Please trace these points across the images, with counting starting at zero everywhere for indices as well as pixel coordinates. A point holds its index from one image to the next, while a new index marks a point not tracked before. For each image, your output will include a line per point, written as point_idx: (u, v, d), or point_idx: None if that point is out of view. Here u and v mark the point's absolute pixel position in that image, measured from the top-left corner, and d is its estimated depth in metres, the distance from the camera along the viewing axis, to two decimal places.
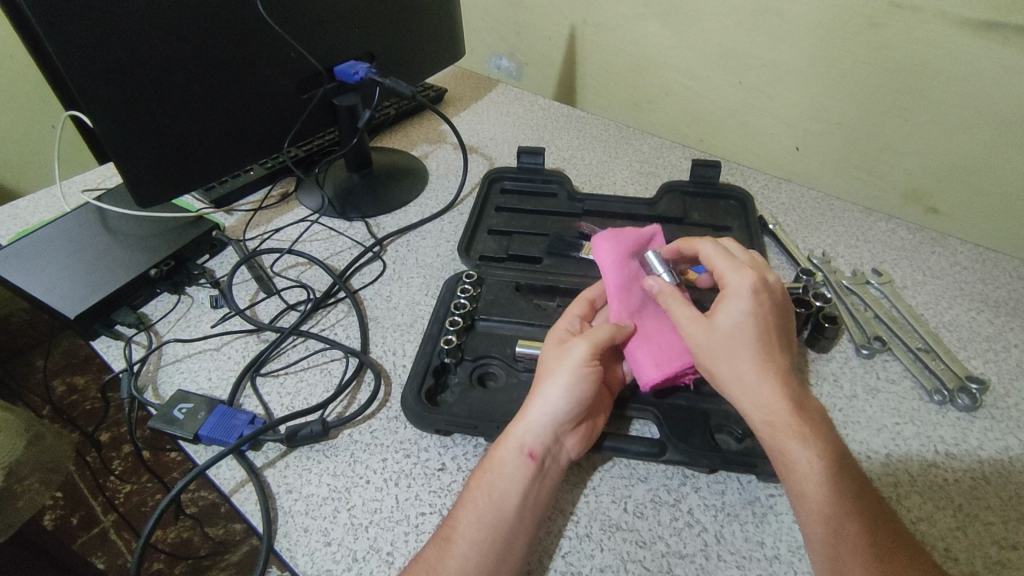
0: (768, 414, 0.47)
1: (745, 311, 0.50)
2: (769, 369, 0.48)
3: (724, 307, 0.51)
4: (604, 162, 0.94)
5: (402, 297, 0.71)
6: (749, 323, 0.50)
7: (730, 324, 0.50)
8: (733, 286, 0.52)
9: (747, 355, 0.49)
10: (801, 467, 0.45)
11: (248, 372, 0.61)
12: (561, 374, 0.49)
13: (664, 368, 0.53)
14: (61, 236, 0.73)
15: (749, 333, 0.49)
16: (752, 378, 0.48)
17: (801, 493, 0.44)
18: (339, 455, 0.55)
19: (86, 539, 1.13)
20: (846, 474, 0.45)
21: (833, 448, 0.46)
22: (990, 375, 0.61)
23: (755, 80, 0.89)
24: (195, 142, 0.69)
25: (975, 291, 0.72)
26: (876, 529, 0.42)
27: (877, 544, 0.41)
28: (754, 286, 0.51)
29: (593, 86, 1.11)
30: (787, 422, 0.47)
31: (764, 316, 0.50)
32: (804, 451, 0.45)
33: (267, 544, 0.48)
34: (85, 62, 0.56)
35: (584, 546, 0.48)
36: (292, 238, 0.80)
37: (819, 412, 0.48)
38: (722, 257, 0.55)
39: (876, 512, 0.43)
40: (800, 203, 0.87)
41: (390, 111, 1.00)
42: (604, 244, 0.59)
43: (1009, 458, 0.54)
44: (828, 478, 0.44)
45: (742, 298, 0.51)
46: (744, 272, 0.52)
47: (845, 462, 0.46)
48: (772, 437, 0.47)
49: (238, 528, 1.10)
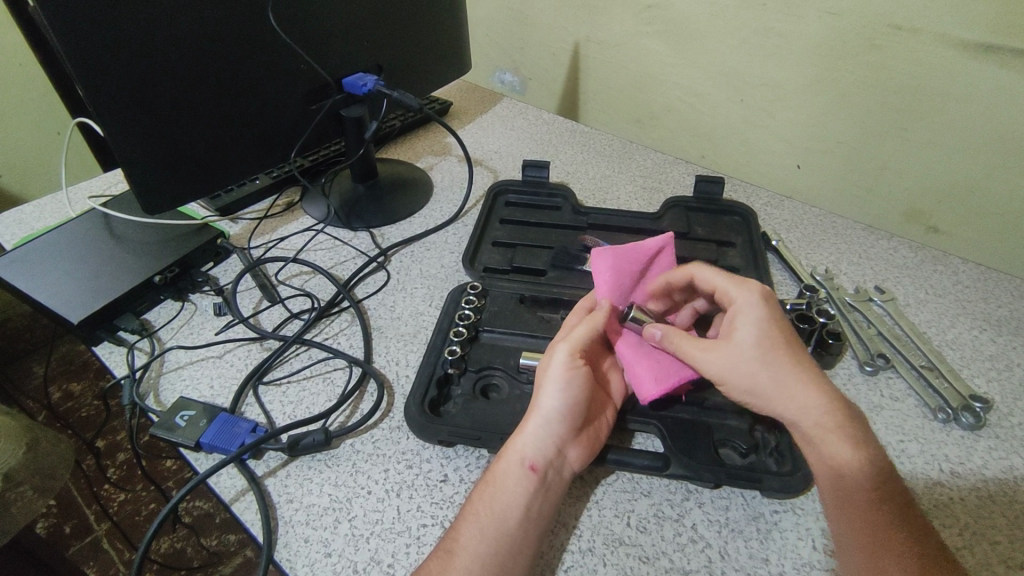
0: (802, 421, 0.48)
1: (763, 319, 0.51)
2: (805, 372, 0.49)
3: (741, 320, 0.51)
4: (607, 177, 0.95)
5: (406, 307, 0.71)
6: (773, 331, 0.50)
7: (753, 334, 0.50)
8: (742, 298, 0.53)
9: (782, 360, 0.49)
10: (846, 467, 0.46)
11: (251, 380, 0.61)
12: (552, 384, 0.50)
13: (663, 383, 0.53)
14: (66, 241, 0.73)
15: (776, 339, 0.50)
16: (791, 384, 0.48)
17: (845, 497, 0.45)
18: (341, 465, 0.55)
19: (78, 548, 1.12)
20: (881, 475, 0.46)
21: (872, 448, 0.47)
22: (994, 394, 0.61)
23: (757, 98, 0.90)
24: (204, 150, 0.70)
25: (977, 310, 0.72)
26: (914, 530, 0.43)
27: (918, 543, 0.42)
28: (762, 296, 0.52)
29: (596, 102, 1.12)
30: (833, 423, 0.47)
31: (782, 322, 0.51)
32: (847, 450, 0.46)
33: (267, 553, 0.48)
34: (98, 70, 0.57)
35: (587, 561, 0.48)
36: (297, 247, 0.80)
37: (856, 407, 0.49)
38: (718, 276, 0.56)
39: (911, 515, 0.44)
40: (802, 220, 0.88)
41: (396, 123, 1.01)
42: (604, 260, 0.60)
43: (1014, 477, 0.54)
44: (867, 477, 0.45)
45: (756, 308, 0.51)
46: (746, 285, 0.54)
47: (883, 460, 0.47)
48: (817, 441, 0.47)
49: (231, 539, 1.10)
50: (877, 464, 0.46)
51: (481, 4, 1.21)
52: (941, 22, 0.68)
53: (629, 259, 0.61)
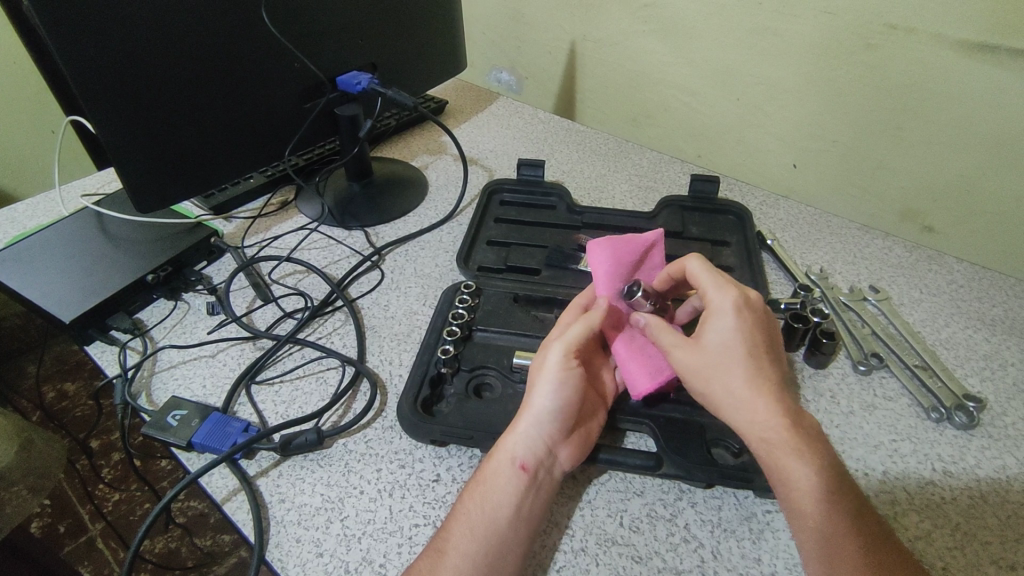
0: (763, 432, 0.47)
1: (730, 327, 0.51)
2: (759, 384, 0.48)
3: (710, 327, 0.51)
4: (603, 176, 0.94)
5: (399, 307, 0.71)
6: (737, 340, 0.50)
7: (718, 342, 0.50)
8: (716, 304, 0.52)
9: (737, 371, 0.49)
10: (799, 486, 0.44)
11: (244, 379, 0.61)
12: (544, 384, 0.50)
13: (656, 378, 0.54)
14: (59, 240, 0.72)
15: (737, 349, 0.49)
16: (746, 396, 0.48)
17: (803, 519, 0.44)
18: (334, 465, 0.55)
19: (73, 547, 1.12)
20: (841, 497, 0.44)
21: (832, 468, 0.45)
22: (987, 394, 0.61)
23: (753, 98, 0.90)
24: (197, 148, 0.69)
25: (971, 310, 0.72)
26: (874, 557, 0.41)
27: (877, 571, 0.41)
28: (736, 303, 0.52)
29: (592, 101, 1.12)
30: (783, 440, 0.46)
31: (750, 331, 0.51)
32: (802, 468, 0.45)
33: (259, 554, 0.48)
34: (91, 68, 0.57)
35: (579, 561, 0.47)
36: (290, 246, 0.80)
37: (813, 424, 0.48)
38: (705, 271, 0.55)
39: (874, 540, 0.43)
40: (797, 219, 0.88)
41: (391, 122, 1.01)
42: (599, 251, 0.60)
43: (1007, 477, 0.54)
44: (823, 498, 0.44)
45: (726, 315, 0.51)
46: (725, 289, 0.53)
47: (842, 482, 0.45)
48: (768, 457, 0.46)
49: (226, 539, 1.10)
50: (835, 484, 0.45)
51: (477, 3, 1.20)
52: (937, 21, 0.68)
53: (626, 252, 0.60)
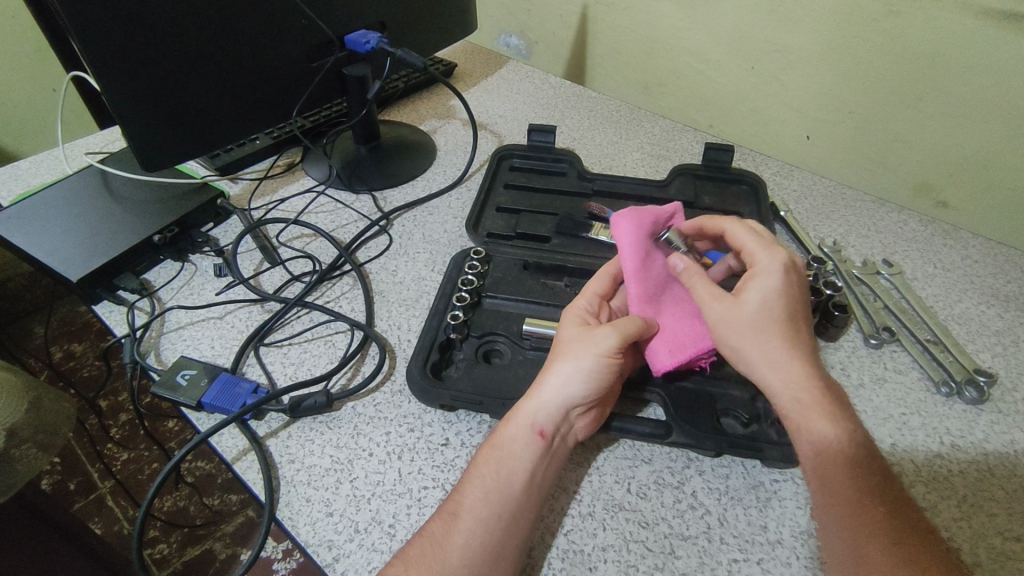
0: (796, 392, 0.47)
1: (774, 286, 0.50)
2: (798, 347, 0.48)
3: (753, 282, 0.50)
4: (614, 144, 0.93)
5: (408, 272, 0.70)
6: (778, 300, 0.50)
7: (760, 298, 0.50)
8: (763, 263, 0.51)
9: (775, 333, 0.48)
10: (824, 445, 0.45)
11: (252, 341, 0.61)
12: (580, 353, 0.49)
13: (678, 354, 0.53)
14: (63, 198, 0.72)
15: (779, 308, 0.49)
16: (782, 358, 0.48)
17: (821, 475, 0.44)
18: (343, 427, 0.55)
19: (82, 504, 1.14)
20: (866, 457, 0.45)
21: (860, 433, 0.46)
22: (998, 369, 0.61)
23: (770, 67, 0.87)
24: (203, 109, 0.68)
25: (986, 285, 0.71)
26: (895, 515, 0.42)
27: (895, 526, 0.41)
28: (784, 264, 0.51)
29: (604, 67, 1.09)
30: (813, 400, 0.46)
31: (793, 293, 0.50)
32: (828, 427, 0.45)
33: (270, 512, 0.48)
34: (91, 17, 0.55)
35: (587, 525, 0.48)
36: (297, 209, 0.79)
37: (841, 390, 0.48)
38: (750, 235, 0.54)
39: (897, 501, 0.43)
40: (812, 190, 0.86)
41: (399, 84, 0.99)
42: (624, 223, 0.57)
43: (1015, 451, 0.54)
44: (849, 460, 0.44)
45: (772, 275, 0.50)
46: (775, 251, 0.52)
47: (868, 446, 0.46)
48: (793, 416, 0.47)
49: (234, 498, 1.11)
50: (858, 445, 0.45)
51: None
52: None
53: (649, 220, 0.58)
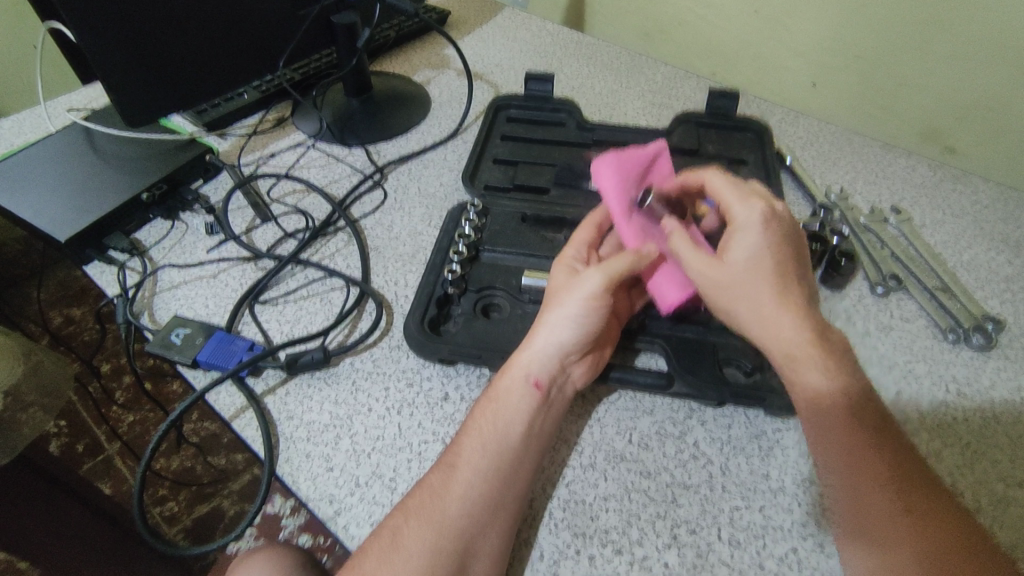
0: (789, 347, 0.45)
1: (760, 239, 0.48)
2: (790, 302, 0.46)
3: (738, 238, 0.48)
4: (615, 92, 0.89)
5: (404, 227, 0.68)
6: (765, 255, 0.47)
7: (744, 257, 0.47)
8: (743, 218, 0.49)
9: (765, 289, 0.46)
10: (824, 397, 0.44)
11: (246, 299, 0.60)
12: (570, 306, 0.47)
13: (686, 288, 0.52)
14: (47, 157, 0.69)
15: (769, 262, 0.47)
16: (771, 312, 0.46)
17: (820, 424, 0.44)
18: (341, 383, 0.54)
19: (91, 465, 1.16)
20: (864, 405, 0.44)
21: (855, 382, 0.45)
22: (1007, 315, 0.60)
23: (778, 8, 0.83)
24: (184, 60, 0.65)
25: (997, 231, 0.69)
26: (893, 455, 0.42)
27: (893, 471, 0.41)
28: (764, 217, 0.48)
29: (604, 12, 1.05)
30: (808, 353, 0.45)
31: (779, 246, 0.48)
32: (821, 378, 0.44)
33: (270, 469, 0.48)
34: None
35: (588, 476, 0.48)
36: (288, 164, 0.77)
37: (842, 340, 0.46)
38: (728, 187, 0.51)
39: (897, 443, 0.42)
40: (819, 137, 0.82)
41: (391, 33, 0.94)
42: (607, 166, 0.52)
43: (1020, 398, 0.53)
44: (848, 408, 0.43)
45: (754, 230, 0.48)
46: (750, 203, 0.49)
47: (864, 393, 0.45)
48: (787, 369, 0.46)
49: (240, 458, 1.10)
50: (855, 394, 0.44)
51: None
52: None
53: (633, 166, 0.54)
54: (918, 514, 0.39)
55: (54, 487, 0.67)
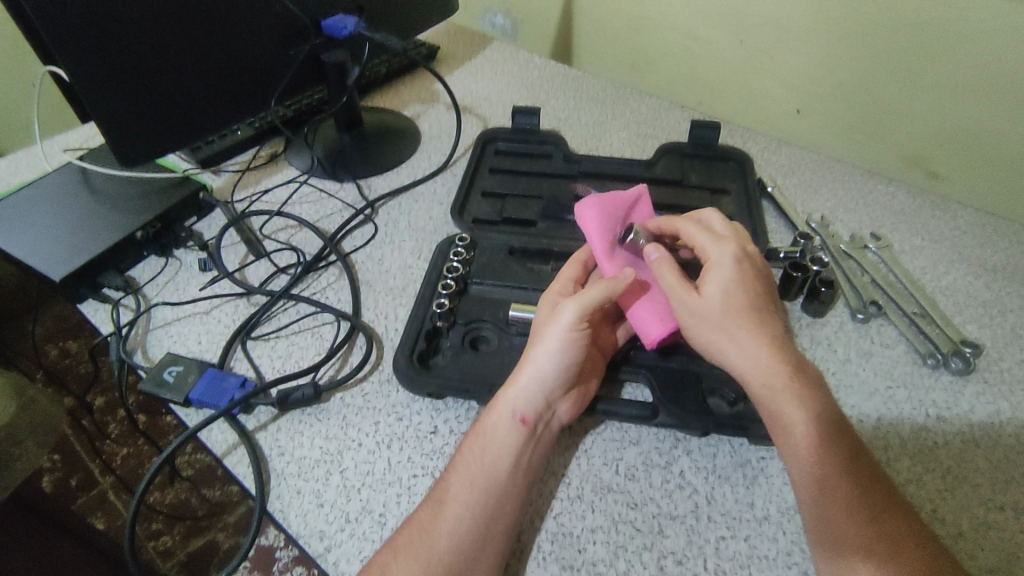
0: (767, 379, 0.47)
1: (730, 277, 0.50)
2: (765, 335, 0.48)
3: (711, 276, 0.51)
4: (600, 124, 0.91)
5: (394, 261, 0.70)
6: (737, 292, 0.50)
7: (720, 293, 0.50)
8: (716, 257, 0.52)
9: (741, 323, 0.48)
10: (798, 431, 0.45)
11: (238, 335, 0.61)
12: (552, 341, 0.49)
13: (668, 322, 0.53)
14: (43, 197, 0.71)
15: (741, 299, 0.50)
16: (749, 345, 0.48)
17: (796, 450, 0.44)
18: (332, 419, 0.55)
19: (84, 500, 1.17)
20: (836, 433, 0.45)
21: (827, 410, 0.46)
22: (985, 340, 0.61)
23: (758, 41, 0.86)
24: (177, 101, 0.67)
25: (974, 256, 0.71)
26: (862, 481, 0.43)
27: (864, 501, 0.42)
28: (736, 256, 0.52)
29: (590, 45, 1.08)
30: (784, 384, 0.46)
31: (750, 283, 0.51)
32: (798, 411, 0.45)
33: (261, 505, 0.49)
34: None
35: (576, 508, 0.48)
36: (280, 200, 0.78)
37: (814, 371, 0.48)
38: (700, 230, 0.54)
39: (865, 468, 0.44)
40: (801, 164, 0.84)
41: (380, 69, 0.97)
42: (588, 210, 0.57)
43: (999, 422, 0.54)
44: (823, 440, 0.44)
45: (726, 268, 0.51)
46: (724, 243, 0.52)
47: (835, 420, 0.46)
48: (768, 401, 0.46)
49: (233, 491, 1.06)
50: (830, 424, 0.45)
51: None
52: None
53: (613, 210, 0.58)
54: (891, 544, 0.40)
55: (45, 525, 0.68)
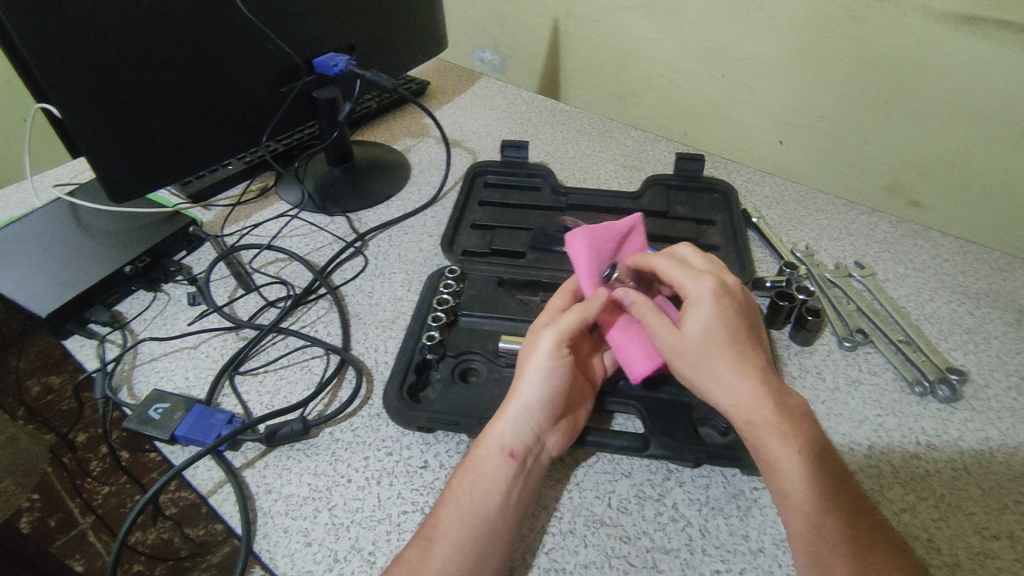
0: (748, 415, 0.47)
1: (711, 313, 0.50)
2: (747, 371, 0.48)
3: (690, 313, 0.50)
4: (588, 156, 0.93)
5: (384, 293, 0.70)
6: (718, 327, 0.49)
7: (700, 329, 0.49)
8: (694, 293, 0.51)
9: (722, 358, 0.48)
10: (784, 469, 0.44)
11: (226, 370, 0.60)
12: (535, 371, 0.49)
13: (654, 358, 0.53)
14: (32, 232, 0.71)
15: (722, 332, 0.49)
16: (730, 381, 0.47)
17: (784, 488, 0.44)
18: (321, 454, 0.54)
19: (63, 541, 1.13)
20: (824, 468, 0.45)
21: (814, 445, 0.46)
22: (970, 366, 0.62)
23: (739, 75, 0.88)
24: (168, 137, 0.67)
25: (956, 283, 0.72)
26: (852, 518, 0.42)
27: (854, 538, 0.41)
28: (715, 291, 0.51)
29: (577, 80, 1.10)
30: (766, 420, 0.46)
31: (731, 317, 0.50)
32: (782, 447, 0.45)
33: (247, 545, 0.48)
34: (40, 23, 0.53)
35: (568, 543, 0.48)
36: (271, 233, 0.79)
37: (801, 404, 0.48)
38: (676, 267, 0.54)
39: (854, 504, 0.43)
40: (783, 196, 0.87)
41: (371, 104, 0.99)
42: (578, 241, 0.57)
43: (988, 449, 0.55)
44: (810, 478, 0.44)
45: (705, 302, 0.50)
46: (701, 278, 0.52)
47: (824, 454, 0.46)
48: (752, 438, 0.46)
49: (219, 529, 1.07)
50: (818, 461, 0.45)
51: None
52: None
53: (605, 241, 0.58)
54: None
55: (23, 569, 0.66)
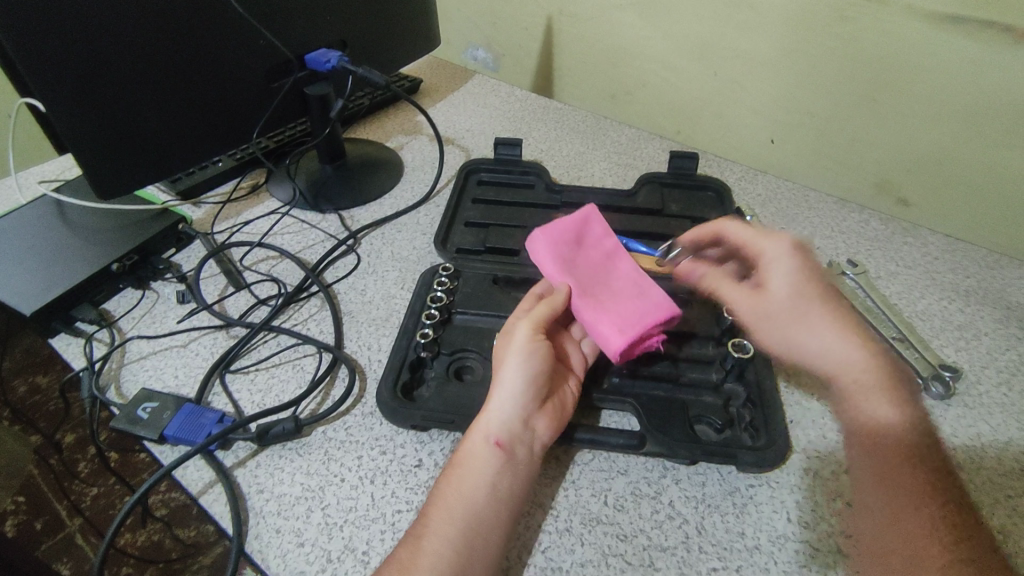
0: (853, 371, 0.46)
1: (794, 268, 0.51)
2: (839, 323, 0.48)
3: (772, 271, 0.51)
4: (582, 154, 0.93)
5: (377, 291, 0.69)
6: (803, 283, 0.50)
7: (785, 285, 0.50)
8: (772, 252, 0.53)
9: (817, 312, 0.48)
10: (888, 433, 0.43)
11: (216, 369, 0.59)
12: (513, 359, 0.50)
13: (627, 332, 0.52)
14: (16, 229, 0.69)
15: (807, 287, 0.50)
16: (830, 338, 0.47)
17: (889, 458, 0.42)
18: (314, 453, 0.54)
19: (49, 545, 1.09)
20: (926, 442, 0.43)
21: (920, 415, 0.44)
22: (962, 362, 0.62)
23: (731, 74, 0.89)
24: (156, 133, 0.66)
25: (947, 281, 0.73)
26: (947, 497, 0.41)
27: (952, 517, 0.39)
28: (796, 250, 0.52)
29: (571, 78, 1.10)
30: (871, 379, 0.45)
31: (813, 272, 0.51)
32: (889, 411, 0.44)
33: (239, 546, 0.47)
34: (20, 19, 0.52)
35: (564, 541, 0.47)
36: (262, 231, 0.78)
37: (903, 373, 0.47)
38: (747, 232, 0.55)
39: (949, 482, 0.42)
40: (776, 194, 0.87)
41: (364, 101, 0.98)
42: (537, 241, 0.60)
43: (980, 445, 0.55)
44: (909, 443, 0.42)
45: (786, 261, 0.51)
46: (780, 240, 0.53)
47: (927, 427, 0.44)
48: (855, 397, 0.45)
49: (210, 530, 1.06)
50: (921, 423, 0.43)
51: None
52: None
53: (564, 237, 0.60)
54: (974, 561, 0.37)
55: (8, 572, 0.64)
